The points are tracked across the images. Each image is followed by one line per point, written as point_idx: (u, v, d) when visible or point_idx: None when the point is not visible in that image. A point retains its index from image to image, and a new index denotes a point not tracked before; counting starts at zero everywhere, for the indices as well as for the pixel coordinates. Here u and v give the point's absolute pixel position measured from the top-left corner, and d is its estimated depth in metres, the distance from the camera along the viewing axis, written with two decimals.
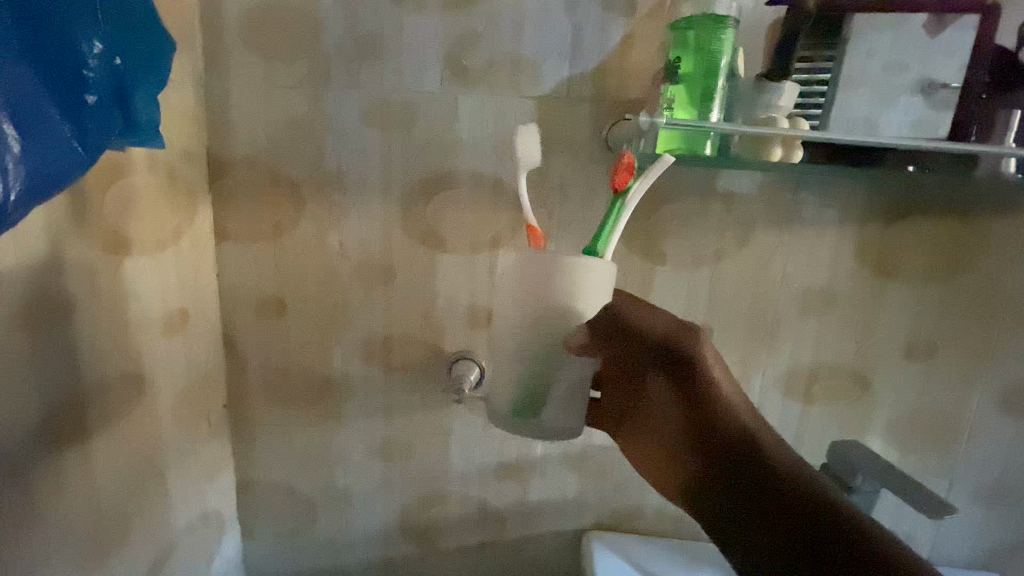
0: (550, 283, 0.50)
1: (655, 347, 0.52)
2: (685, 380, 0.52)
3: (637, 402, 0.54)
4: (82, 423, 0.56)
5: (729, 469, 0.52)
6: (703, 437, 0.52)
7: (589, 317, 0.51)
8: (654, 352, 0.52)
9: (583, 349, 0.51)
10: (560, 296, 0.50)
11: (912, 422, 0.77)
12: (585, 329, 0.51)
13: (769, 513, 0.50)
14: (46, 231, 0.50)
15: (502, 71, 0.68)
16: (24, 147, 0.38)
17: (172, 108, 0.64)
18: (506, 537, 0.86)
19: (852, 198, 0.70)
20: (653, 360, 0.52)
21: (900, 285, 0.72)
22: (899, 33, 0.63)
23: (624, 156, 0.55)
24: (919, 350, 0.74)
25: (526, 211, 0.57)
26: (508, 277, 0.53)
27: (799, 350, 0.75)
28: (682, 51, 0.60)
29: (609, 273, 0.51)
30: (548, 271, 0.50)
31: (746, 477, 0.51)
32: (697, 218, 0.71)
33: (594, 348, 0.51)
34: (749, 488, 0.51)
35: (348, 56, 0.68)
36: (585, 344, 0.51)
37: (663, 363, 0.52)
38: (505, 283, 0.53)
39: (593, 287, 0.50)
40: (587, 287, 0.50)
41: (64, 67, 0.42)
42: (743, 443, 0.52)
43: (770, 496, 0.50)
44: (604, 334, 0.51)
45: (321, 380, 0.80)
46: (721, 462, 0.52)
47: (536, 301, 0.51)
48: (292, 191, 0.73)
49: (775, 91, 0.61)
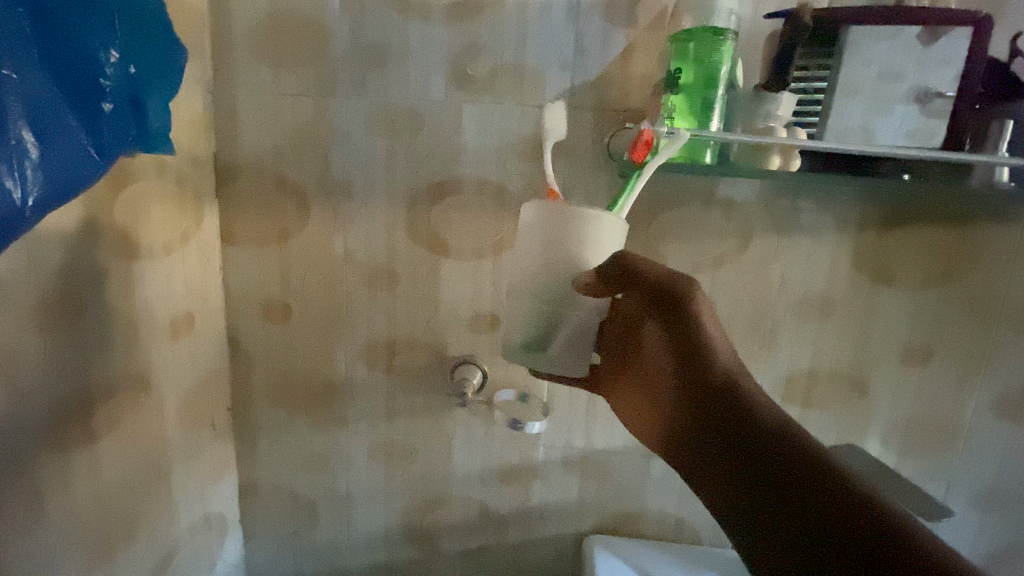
0: (564, 233, 0.52)
1: (653, 291, 0.52)
2: (679, 327, 0.52)
3: (635, 345, 0.58)
4: (91, 425, 0.57)
5: (711, 418, 0.51)
6: (688, 386, 0.52)
7: (596, 263, 0.53)
8: (647, 299, 0.53)
9: (591, 287, 0.53)
10: (573, 244, 0.52)
11: (908, 426, 0.78)
12: (595, 275, 0.52)
13: (743, 461, 0.48)
14: (57, 235, 0.51)
15: (505, 80, 0.69)
16: (42, 154, 0.39)
17: (181, 114, 0.65)
18: (507, 541, 0.87)
19: (850, 204, 0.71)
20: (647, 303, 0.53)
21: (896, 291, 0.73)
22: (895, 42, 0.62)
23: (642, 132, 0.58)
24: (915, 355, 0.75)
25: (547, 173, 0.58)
26: (527, 226, 0.55)
27: (797, 355, 0.76)
28: (682, 63, 0.61)
29: (618, 229, 0.53)
30: (564, 221, 0.52)
31: (725, 425, 0.50)
32: (697, 224, 0.72)
33: (602, 287, 0.53)
34: (729, 439, 0.49)
35: (355, 65, 0.69)
36: (593, 283, 0.52)
37: (656, 306, 0.53)
38: (519, 238, 0.56)
39: (601, 238, 0.52)
40: (597, 234, 0.52)
41: (82, 75, 0.43)
42: (728, 387, 0.51)
43: (748, 446, 0.48)
44: (611, 278, 0.52)
45: (325, 383, 0.80)
46: (703, 412, 0.51)
47: (550, 249, 0.53)
48: (299, 196, 0.74)
49: (774, 101, 0.63)
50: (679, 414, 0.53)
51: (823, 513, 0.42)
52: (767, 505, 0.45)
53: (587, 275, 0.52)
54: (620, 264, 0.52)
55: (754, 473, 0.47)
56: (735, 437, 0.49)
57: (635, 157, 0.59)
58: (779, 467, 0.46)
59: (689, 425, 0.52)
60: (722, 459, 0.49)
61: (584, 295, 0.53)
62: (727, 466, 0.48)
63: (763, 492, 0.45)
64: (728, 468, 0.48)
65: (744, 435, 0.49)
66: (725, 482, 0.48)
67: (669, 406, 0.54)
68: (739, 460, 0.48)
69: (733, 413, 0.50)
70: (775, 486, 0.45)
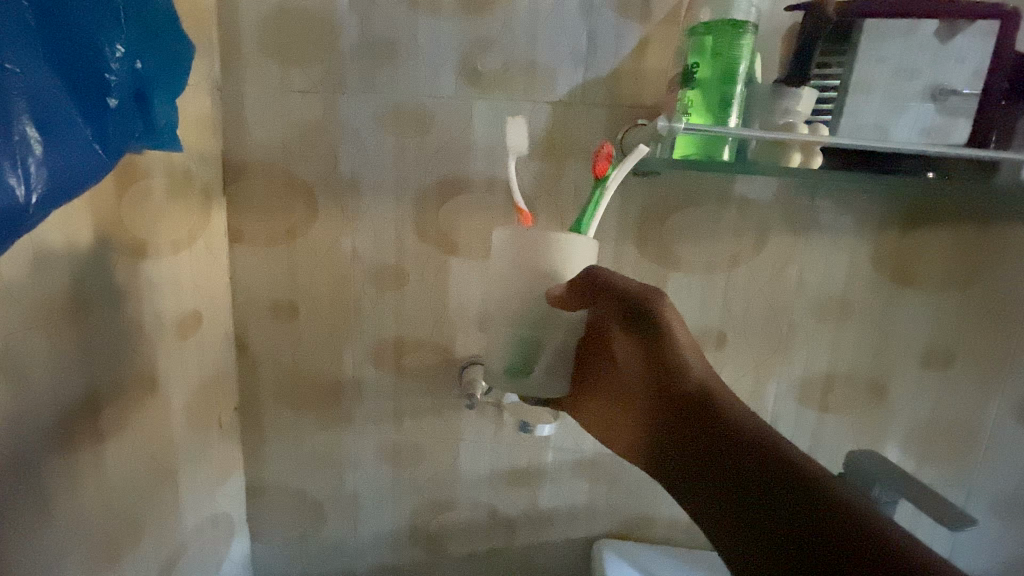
0: (536, 255, 0.52)
1: (623, 303, 0.52)
2: (649, 338, 0.54)
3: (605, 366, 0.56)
4: (97, 425, 0.57)
5: (698, 442, 0.53)
6: (668, 403, 0.55)
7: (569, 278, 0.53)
8: (619, 312, 0.52)
9: (565, 302, 0.52)
10: (547, 265, 0.52)
11: (928, 432, 0.76)
12: (569, 288, 0.52)
13: (734, 487, 0.50)
14: (63, 233, 0.51)
15: (516, 77, 0.68)
16: (46, 151, 0.38)
17: (189, 111, 0.64)
18: (515, 544, 0.86)
19: (870, 203, 0.69)
20: (616, 316, 0.53)
21: (916, 293, 0.71)
22: (909, 39, 0.63)
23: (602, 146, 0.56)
24: (936, 358, 0.73)
25: (514, 193, 0.57)
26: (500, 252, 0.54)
27: (814, 357, 0.74)
28: (699, 57, 0.59)
29: (591, 247, 0.54)
30: (534, 243, 0.52)
31: (717, 451, 0.52)
32: (711, 224, 0.70)
33: (576, 302, 0.52)
34: (720, 466, 0.51)
35: (364, 61, 0.68)
36: (566, 299, 0.52)
37: (627, 320, 0.53)
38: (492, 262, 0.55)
39: (576, 263, 0.53)
40: (569, 253, 0.53)
41: (87, 71, 0.42)
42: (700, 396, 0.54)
43: (738, 471, 0.50)
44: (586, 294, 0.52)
45: (332, 383, 0.80)
46: (691, 439, 0.53)
47: (525, 271, 0.53)
48: (306, 195, 0.73)
49: (793, 97, 0.60)
50: (665, 437, 0.55)
51: (819, 534, 0.45)
52: (763, 528, 0.47)
53: (558, 287, 0.52)
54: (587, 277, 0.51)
55: (747, 496, 0.49)
56: (726, 464, 0.51)
57: (595, 171, 0.56)
58: (771, 492, 0.48)
59: (671, 437, 0.54)
60: (714, 483, 0.51)
61: (550, 304, 0.53)
62: (722, 492, 0.50)
63: (757, 516, 0.48)
64: (720, 492, 0.50)
65: (734, 460, 0.50)
66: (719, 506, 0.50)
67: (650, 423, 0.56)
68: (730, 485, 0.50)
69: (720, 438, 0.52)
70: (771, 510, 0.47)
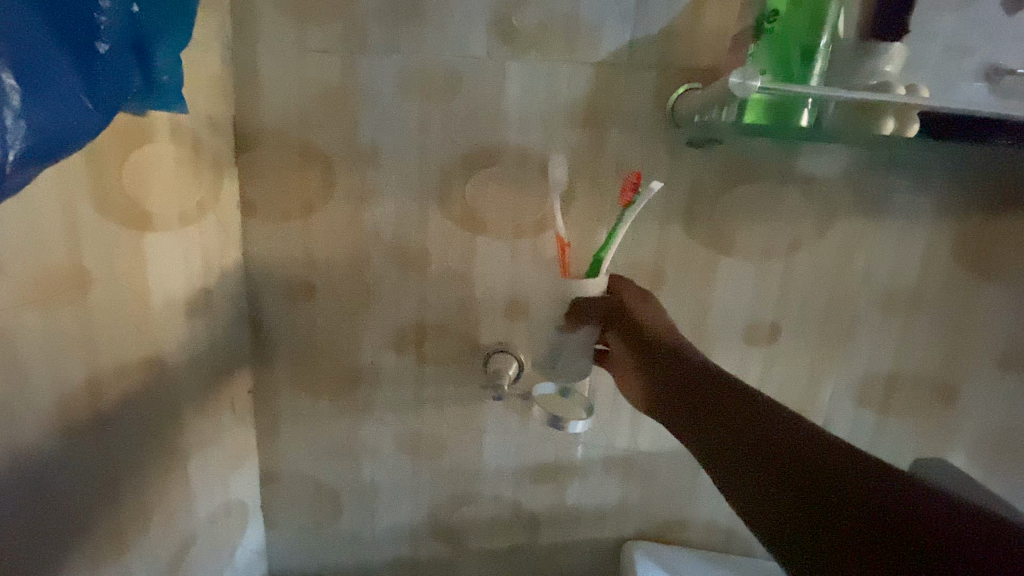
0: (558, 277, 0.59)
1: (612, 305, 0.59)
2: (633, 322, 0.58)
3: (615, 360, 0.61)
4: (102, 410, 0.53)
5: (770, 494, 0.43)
6: (696, 403, 0.51)
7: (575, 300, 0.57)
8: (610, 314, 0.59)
9: (572, 322, 0.58)
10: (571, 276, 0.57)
11: (999, 441, 0.69)
12: (573, 313, 0.58)
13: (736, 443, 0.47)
14: (59, 197, 0.46)
15: (556, 35, 0.61)
16: (27, 101, 0.33)
17: (197, 70, 0.59)
18: (540, 542, 0.81)
19: (951, 183, 0.61)
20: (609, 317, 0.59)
21: (999, 286, 0.63)
22: (967, 12, 0.56)
23: (631, 174, 0.55)
24: (1016, 359, 0.65)
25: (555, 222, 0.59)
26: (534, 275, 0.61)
27: (878, 353, 0.67)
28: (777, 4, 0.51)
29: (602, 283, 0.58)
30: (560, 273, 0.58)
31: (824, 491, 0.40)
32: (770, 205, 0.63)
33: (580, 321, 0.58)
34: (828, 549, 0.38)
35: (386, 17, 0.62)
36: (572, 319, 0.58)
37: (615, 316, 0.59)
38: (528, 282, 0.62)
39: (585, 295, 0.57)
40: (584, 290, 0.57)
41: (73, 12, 0.37)
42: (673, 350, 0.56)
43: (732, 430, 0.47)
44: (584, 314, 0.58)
45: (351, 367, 0.75)
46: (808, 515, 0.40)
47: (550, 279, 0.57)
48: (324, 165, 0.67)
49: (883, 53, 0.51)
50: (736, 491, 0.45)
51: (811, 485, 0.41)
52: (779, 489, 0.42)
53: (568, 320, 0.58)
54: (575, 306, 0.58)
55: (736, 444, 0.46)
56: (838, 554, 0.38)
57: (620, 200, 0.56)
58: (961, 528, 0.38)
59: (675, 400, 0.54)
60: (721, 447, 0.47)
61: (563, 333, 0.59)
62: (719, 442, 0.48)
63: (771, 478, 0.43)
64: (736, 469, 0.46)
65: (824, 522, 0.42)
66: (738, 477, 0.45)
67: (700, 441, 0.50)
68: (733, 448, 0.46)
69: (831, 510, 0.39)
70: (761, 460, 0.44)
